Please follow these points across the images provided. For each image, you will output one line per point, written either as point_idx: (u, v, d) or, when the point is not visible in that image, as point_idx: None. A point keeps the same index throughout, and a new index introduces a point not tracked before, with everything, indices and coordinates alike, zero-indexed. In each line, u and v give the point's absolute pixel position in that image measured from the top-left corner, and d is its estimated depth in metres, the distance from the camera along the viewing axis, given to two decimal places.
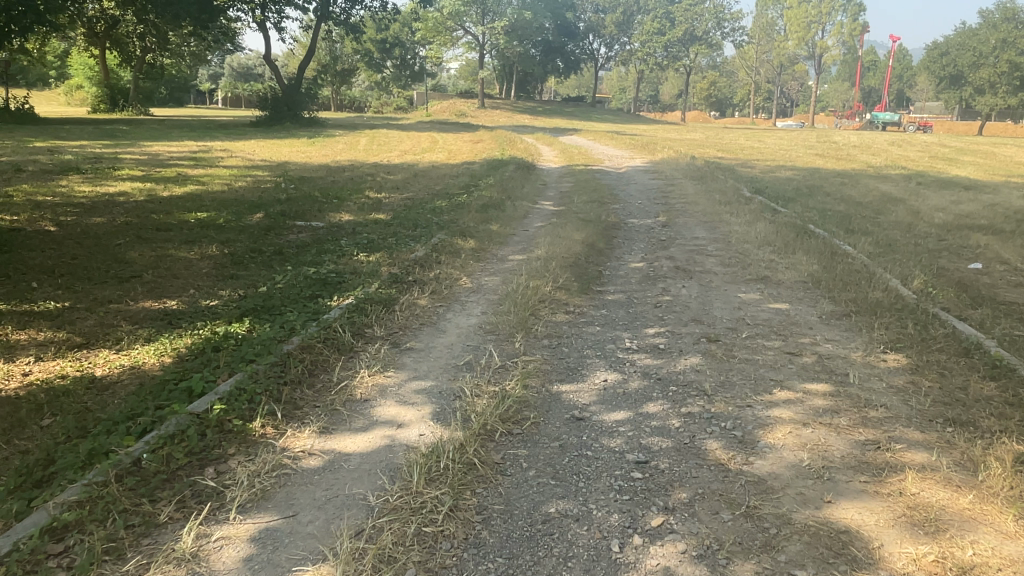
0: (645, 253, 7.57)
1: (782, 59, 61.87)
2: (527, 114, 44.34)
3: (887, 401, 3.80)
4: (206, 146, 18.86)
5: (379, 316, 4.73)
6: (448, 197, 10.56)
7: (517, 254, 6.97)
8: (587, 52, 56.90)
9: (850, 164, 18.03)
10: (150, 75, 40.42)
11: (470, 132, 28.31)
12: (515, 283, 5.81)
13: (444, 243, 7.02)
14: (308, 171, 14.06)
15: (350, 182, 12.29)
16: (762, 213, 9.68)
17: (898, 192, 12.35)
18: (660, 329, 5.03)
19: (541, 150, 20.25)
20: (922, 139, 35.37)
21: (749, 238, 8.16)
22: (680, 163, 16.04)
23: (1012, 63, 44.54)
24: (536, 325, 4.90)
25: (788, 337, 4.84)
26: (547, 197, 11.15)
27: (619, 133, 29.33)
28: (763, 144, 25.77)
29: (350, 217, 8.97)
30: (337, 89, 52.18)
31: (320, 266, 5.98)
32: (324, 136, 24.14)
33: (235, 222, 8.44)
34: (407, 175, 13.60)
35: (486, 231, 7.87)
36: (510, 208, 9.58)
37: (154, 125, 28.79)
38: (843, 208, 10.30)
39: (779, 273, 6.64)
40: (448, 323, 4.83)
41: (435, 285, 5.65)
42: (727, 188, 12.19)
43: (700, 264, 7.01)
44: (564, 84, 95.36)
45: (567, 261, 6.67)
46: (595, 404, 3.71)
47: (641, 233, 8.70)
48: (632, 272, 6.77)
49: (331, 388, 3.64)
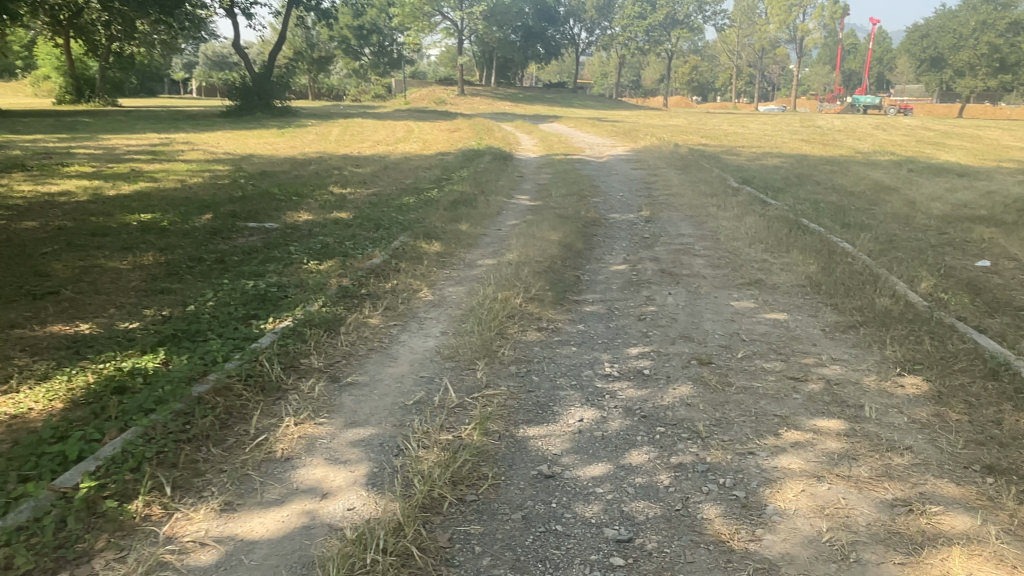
0: (627, 253, 6.96)
1: (765, 43, 61.31)
2: (508, 101, 43.53)
3: (913, 443, 3.21)
4: (169, 138, 17.98)
5: (320, 341, 4.08)
6: (417, 193, 9.88)
7: (486, 258, 6.32)
8: (569, 36, 55.99)
9: (837, 150, 17.50)
10: (118, 64, 39.09)
11: (448, 120, 27.51)
12: (482, 294, 5.16)
13: (406, 247, 6.37)
14: (271, 165, 13.31)
15: (315, 177, 11.56)
16: (750, 206, 9.11)
17: (890, 180, 11.80)
18: (644, 349, 4.42)
19: (520, 139, 19.55)
20: (904, 122, 35.02)
21: (738, 234, 7.58)
22: (663, 151, 15.45)
23: (992, 45, 44.04)
24: (502, 347, 4.26)
25: (790, 356, 4.24)
26: (523, 191, 10.49)
27: (601, 120, 28.63)
28: (747, 131, 25.19)
29: (308, 217, 8.28)
30: (315, 77, 51.02)
31: (262, 278, 5.31)
32: (295, 126, 23.27)
33: (180, 224, 7.71)
34: (377, 168, 12.89)
35: (455, 231, 7.21)
36: (483, 205, 8.94)
37: (120, 117, 27.71)
38: (835, 199, 9.74)
39: (774, 276, 6.06)
40: (401, 347, 4.19)
41: (392, 299, 5.00)
42: (713, 178, 11.62)
43: (688, 266, 6.41)
44: (546, 70, 94.43)
45: (541, 267, 6.04)
46: (568, 454, 3.09)
47: (624, 231, 8.08)
48: (612, 277, 6.15)
49: (246, 444, 2.99)
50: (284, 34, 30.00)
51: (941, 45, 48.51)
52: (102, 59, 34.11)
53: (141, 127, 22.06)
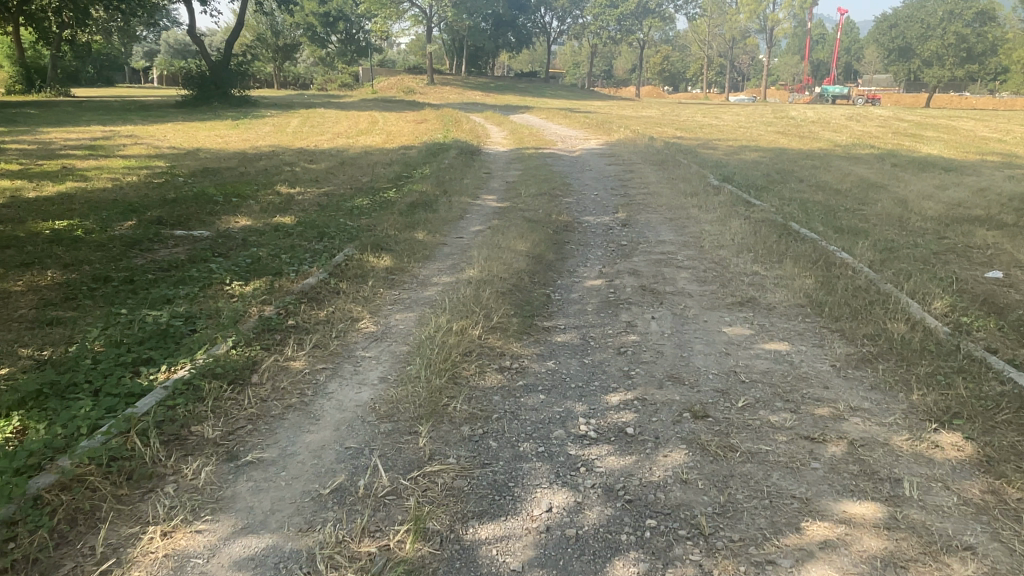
0: (603, 265, 6.23)
1: (736, 32, 60.89)
2: (479, 90, 42.60)
3: (974, 540, 2.50)
4: (112, 131, 16.76)
5: (221, 401, 3.26)
6: (372, 193, 9.00)
7: (443, 274, 5.53)
8: (539, 25, 54.92)
9: (815, 142, 16.96)
10: (70, 52, 37.19)
11: (414, 111, 26.53)
12: (435, 323, 4.37)
13: (350, 263, 5.54)
14: (219, 160, 12.35)
15: (264, 175, 10.61)
16: (733, 207, 8.44)
17: (876, 177, 11.21)
18: (626, 396, 3.65)
19: (489, 131, 18.68)
20: (876, 113, 34.87)
21: (724, 241, 6.86)
22: (638, 145, 14.77)
23: (959, 35, 44.01)
24: (453, 399, 3.47)
25: (801, 406, 3.52)
26: (490, 191, 9.66)
27: (572, 110, 27.84)
28: (721, 122, 24.64)
29: (247, 223, 7.41)
30: (280, 66, 49.35)
31: (168, 308, 4.44)
32: (251, 117, 22.11)
33: (96, 233, 6.77)
34: (333, 164, 11.95)
35: (409, 241, 6.38)
36: (444, 207, 8.11)
37: (66, 107, 26.18)
38: (823, 199, 9.09)
39: (768, 294, 5.34)
40: (327, 403, 3.38)
41: (325, 332, 4.18)
42: (691, 175, 10.96)
43: (671, 280, 5.69)
44: (517, 60, 93.12)
45: (506, 286, 5.26)
46: (532, 570, 2.32)
47: (598, 237, 7.35)
48: (587, 296, 5.39)
49: (87, 574, 2.18)
50: (242, 19, 28.57)
51: (908, 36, 48.53)
52: (50, 46, 32.27)
53: (88, 119, 20.83)
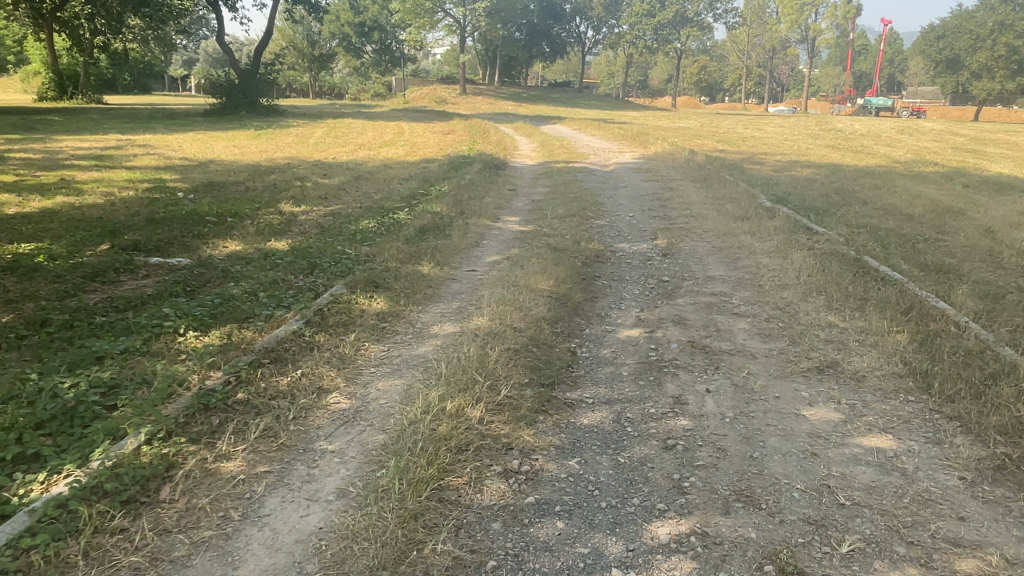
0: (642, 310, 5.20)
1: (776, 42, 59.30)
2: (511, 100, 41.88)
3: None
4: (129, 140, 16.24)
5: (104, 538, 2.31)
6: (382, 213, 8.10)
7: (447, 322, 4.55)
8: (575, 35, 54.05)
9: (870, 158, 15.71)
10: (105, 59, 37.17)
11: (443, 121, 25.66)
12: (425, 397, 3.37)
13: (335, 306, 4.58)
14: (228, 173, 11.58)
15: (270, 191, 9.78)
16: (791, 235, 7.34)
17: (949, 199, 10.01)
18: (677, 527, 2.60)
19: (518, 143, 17.75)
20: (927, 126, 33.24)
21: (786, 280, 5.77)
22: (677, 159, 13.66)
23: (1011, 46, 42.08)
24: (431, 534, 2.45)
25: (936, 559, 2.44)
26: (513, 211, 8.70)
27: (607, 121, 26.70)
28: (764, 135, 23.43)
29: (235, 250, 6.55)
30: (316, 75, 49.31)
31: (91, 372, 3.49)
32: (275, 127, 21.56)
33: (60, 260, 5.93)
34: (347, 179, 11.09)
35: (411, 277, 5.42)
36: (459, 232, 7.17)
37: (94, 115, 25.90)
38: (894, 227, 7.93)
39: (852, 358, 4.24)
40: (256, 538, 2.39)
41: (282, 410, 3.21)
42: (738, 194, 9.87)
43: (728, 334, 4.62)
44: (551, 68, 92.14)
45: (522, 340, 4.25)
46: None
47: (634, 271, 6.32)
48: (621, 353, 4.36)
49: None
50: (271, 27, 28.09)
51: (957, 46, 46.56)
52: (84, 53, 32.21)
53: (109, 127, 20.39)
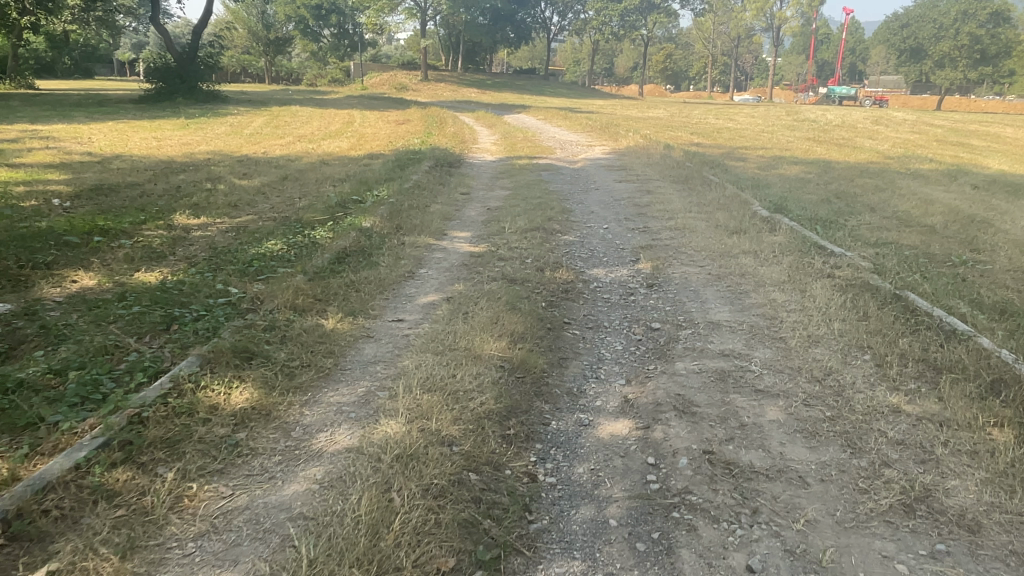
0: (628, 383, 3.72)
1: (743, 31, 58.25)
2: (474, 88, 40.08)
3: None
4: (32, 131, 14.22)
5: None
6: (297, 227, 6.51)
7: (340, 428, 2.98)
8: (540, 20, 52.20)
9: (858, 153, 14.45)
10: (37, 39, 34.30)
11: (399, 109, 23.89)
12: None
13: (165, 405, 2.99)
14: (128, 172, 9.79)
15: (169, 197, 8.05)
16: (804, 258, 5.93)
17: (962, 204, 8.77)
18: None
19: (476, 135, 16.14)
20: (897, 115, 32.33)
21: (817, 329, 4.35)
22: (651, 154, 12.27)
23: (973, 36, 41.37)
24: None
25: None
26: (462, 222, 7.19)
27: (575, 110, 25.28)
28: (739, 126, 22.28)
29: (81, 286, 4.90)
30: (270, 59, 46.88)
31: None
32: (212, 115, 19.58)
33: None
34: (271, 179, 9.41)
35: (306, 337, 3.86)
36: (388, 257, 5.62)
37: (15, 102, 23.43)
38: (918, 243, 6.61)
39: (952, 483, 2.82)
40: None
41: None
42: (726, 199, 8.50)
43: (762, 435, 3.14)
44: (518, 54, 90.00)
45: (452, 467, 2.72)
46: None
47: (612, 313, 4.84)
48: (606, 474, 2.87)
49: None
50: (210, 6, 25.80)
51: (922, 36, 45.93)
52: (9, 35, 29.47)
53: (22, 116, 18.18)
